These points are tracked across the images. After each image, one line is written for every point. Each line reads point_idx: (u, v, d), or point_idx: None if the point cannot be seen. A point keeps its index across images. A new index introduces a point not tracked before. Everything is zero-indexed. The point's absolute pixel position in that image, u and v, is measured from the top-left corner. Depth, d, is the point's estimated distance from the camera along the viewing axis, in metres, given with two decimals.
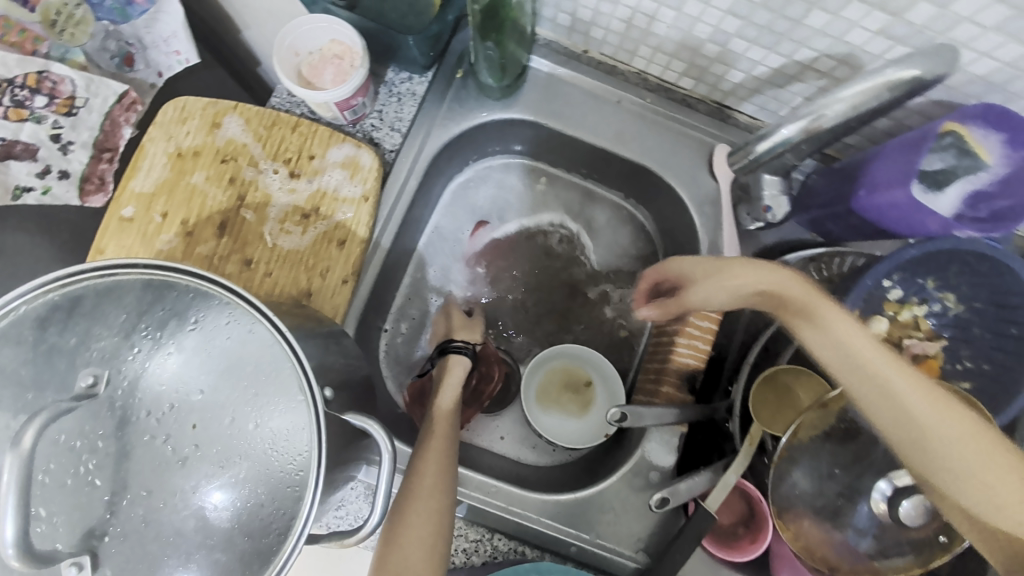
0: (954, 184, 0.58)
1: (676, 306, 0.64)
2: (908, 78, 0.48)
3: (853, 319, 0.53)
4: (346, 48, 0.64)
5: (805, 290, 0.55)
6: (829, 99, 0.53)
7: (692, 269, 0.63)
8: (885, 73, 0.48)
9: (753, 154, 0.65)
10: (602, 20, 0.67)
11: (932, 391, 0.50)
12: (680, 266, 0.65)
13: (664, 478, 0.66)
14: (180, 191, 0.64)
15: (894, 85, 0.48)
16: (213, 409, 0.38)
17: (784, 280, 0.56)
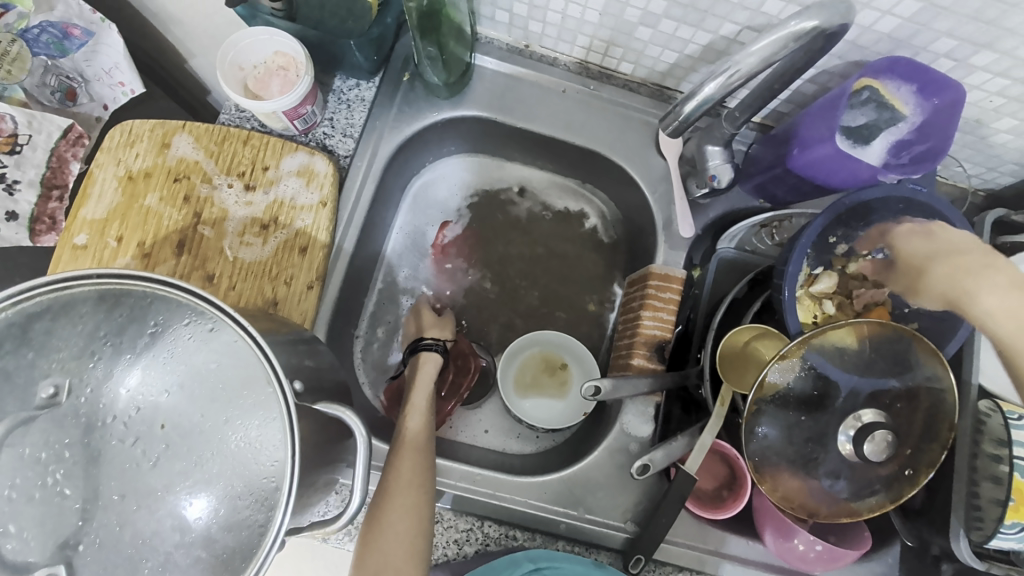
0: (879, 137, 0.63)
1: (904, 278, 0.65)
2: (811, 27, 0.50)
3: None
4: (290, 59, 0.65)
5: (994, 301, 0.56)
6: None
7: (903, 239, 0.64)
8: (790, 27, 0.51)
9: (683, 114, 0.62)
10: (539, 14, 0.70)
11: None
12: (896, 231, 0.65)
13: (643, 447, 0.68)
14: (134, 214, 0.63)
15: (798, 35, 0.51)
16: (180, 409, 0.39)
17: (977, 289, 0.57)
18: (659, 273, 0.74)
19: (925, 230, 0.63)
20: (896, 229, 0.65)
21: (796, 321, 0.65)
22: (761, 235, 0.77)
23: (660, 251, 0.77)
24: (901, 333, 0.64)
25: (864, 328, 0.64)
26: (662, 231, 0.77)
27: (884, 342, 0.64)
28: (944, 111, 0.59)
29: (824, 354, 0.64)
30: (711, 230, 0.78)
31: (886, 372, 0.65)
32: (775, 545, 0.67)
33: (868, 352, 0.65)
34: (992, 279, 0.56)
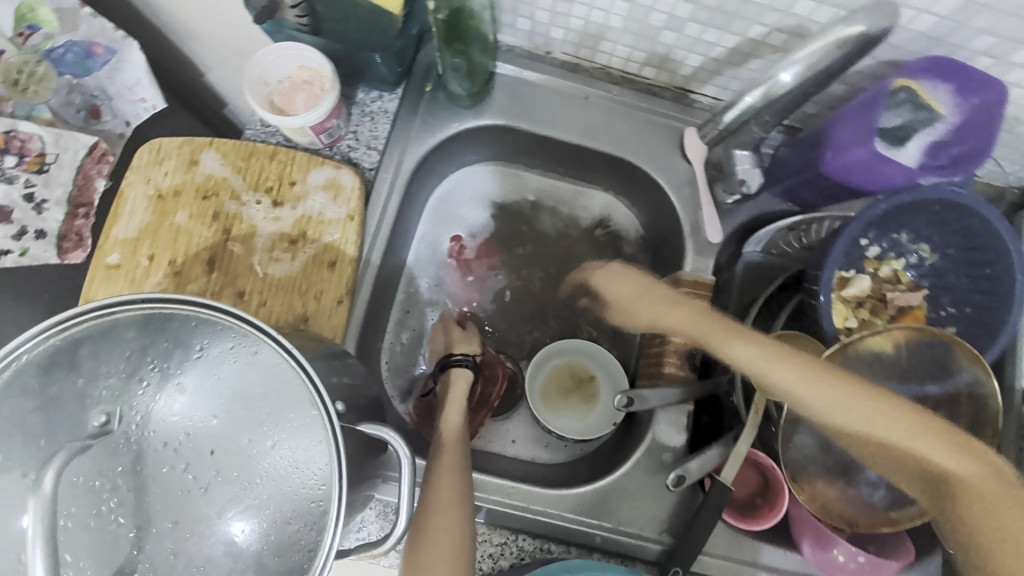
0: (914, 138, 0.62)
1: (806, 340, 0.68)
2: (855, 34, 0.50)
3: (801, 370, 0.51)
4: (314, 73, 0.65)
5: (704, 335, 0.58)
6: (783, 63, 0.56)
7: (623, 289, 0.67)
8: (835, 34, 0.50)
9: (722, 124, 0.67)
10: (561, 20, 0.69)
11: (892, 413, 0.49)
12: (607, 280, 0.70)
13: (677, 458, 0.67)
14: (165, 232, 0.64)
15: (843, 42, 0.51)
16: (228, 435, 0.38)
17: (688, 330, 0.60)
18: (689, 280, 0.73)
19: (629, 279, 0.67)
20: (620, 271, 0.69)
21: (832, 327, 0.65)
22: (789, 238, 0.75)
23: (687, 257, 0.75)
24: (941, 338, 0.62)
25: (900, 334, 0.64)
26: (690, 237, 0.75)
27: (922, 347, 0.64)
28: (985, 111, 0.58)
29: (862, 361, 0.64)
30: (739, 235, 0.77)
31: (925, 379, 0.65)
32: (813, 556, 0.66)
33: (906, 359, 0.65)
34: (742, 344, 0.55)
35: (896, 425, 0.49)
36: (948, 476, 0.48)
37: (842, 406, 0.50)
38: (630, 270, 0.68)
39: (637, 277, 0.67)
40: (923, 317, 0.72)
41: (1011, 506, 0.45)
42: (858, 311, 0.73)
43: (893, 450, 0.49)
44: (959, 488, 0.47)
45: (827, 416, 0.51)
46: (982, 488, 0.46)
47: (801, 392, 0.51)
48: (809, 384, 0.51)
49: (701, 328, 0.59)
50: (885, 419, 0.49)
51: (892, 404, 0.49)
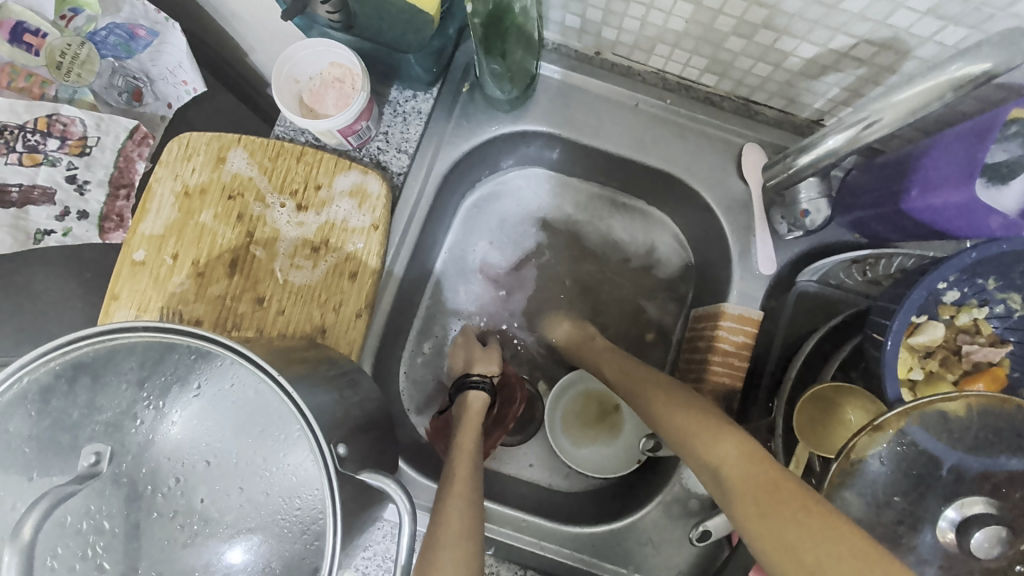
0: (1021, 177, 0.53)
1: (826, 423, 0.63)
2: (978, 72, 0.40)
3: (660, 386, 0.61)
4: (346, 71, 0.61)
5: (610, 363, 0.69)
6: (883, 103, 0.47)
7: (561, 331, 0.77)
8: (950, 72, 0.42)
9: (794, 167, 0.61)
10: (615, 20, 0.63)
11: (708, 426, 0.53)
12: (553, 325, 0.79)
13: (704, 506, 0.62)
14: (189, 231, 0.62)
15: (959, 82, 0.42)
16: (221, 478, 0.39)
17: (601, 364, 0.70)
18: (733, 315, 0.67)
19: (568, 323, 0.77)
20: (558, 318, 0.79)
21: (895, 386, 0.57)
22: (852, 271, 0.67)
23: (734, 286, 0.69)
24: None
25: (979, 401, 0.57)
26: (738, 266, 0.69)
27: (1000, 418, 0.56)
28: None
29: (926, 427, 0.56)
30: (795, 266, 0.70)
31: (1003, 451, 0.56)
32: None
33: (979, 426, 0.56)
34: (634, 366, 0.67)
35: (700, 431, 0.53)
36: (728, 480, 0.49)
37: (671, 414, 0.57)
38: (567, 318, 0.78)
39: (574, 323, 0.77)
40: (1005, 377, 0.63)
41: (797, 527, 0.43)
42: (926, 362, 0.65)
43: (694, 454, 0.53)
44: (735, 490, 0.48)
45: (658, 422, 0.59)
46: (750, 489, 0.47)
47: (647, 407, 0.61)
48: (655, 394, 0.61)
49: (606, 357, 0.70)
50: (690, 425, 0.55)
51: (699, 412, 0.55)
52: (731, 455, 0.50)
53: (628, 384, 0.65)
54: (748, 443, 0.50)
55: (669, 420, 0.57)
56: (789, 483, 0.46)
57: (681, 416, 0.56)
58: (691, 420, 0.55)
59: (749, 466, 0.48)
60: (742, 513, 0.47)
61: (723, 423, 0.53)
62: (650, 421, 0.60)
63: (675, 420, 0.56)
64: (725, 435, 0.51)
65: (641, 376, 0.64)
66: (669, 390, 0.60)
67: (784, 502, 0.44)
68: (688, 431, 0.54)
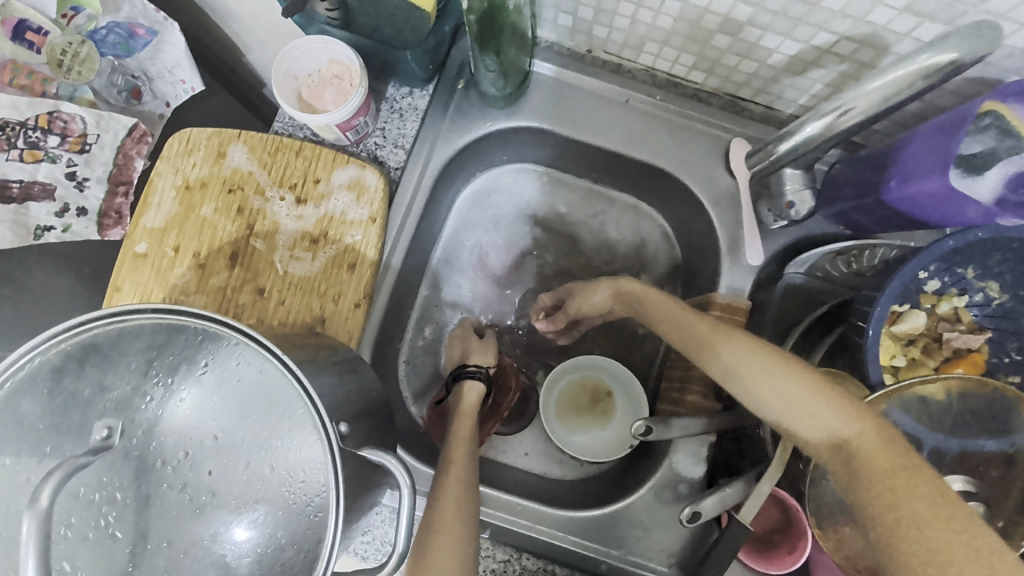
0: (994, 168, 0.55)
1: None
2: (945, 61, 0.43)
3: (748, 342, 0.55)
4: (344, 68, 0.63)
5: (704, 326, 0.58)
6: (857, 92, 0.49)
7: (606, 291, 0.68)
8: (919, 62, 0.44)
9: (775, 154, 0.63)
10: (605, 18, 0.65)
11: (831, 395, 0.50)
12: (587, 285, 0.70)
13: (693, 489, 0.64)
14: (191, 224, 0.64)
15: (928, 71, 0.44)
16: (228, 454, 0.40)
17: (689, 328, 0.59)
18: (721, 303, 0.69)
19: (630, 283, 0.68)
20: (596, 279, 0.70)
21: (878, 370, 0.59)
22: (837, 262, 0.69)
23: (722, 277, 0.71)
24: (1001, 391, 0.57)
25: (959, 385, 0.57)
26: (727, 257, 0.71)
27: (977, 401, 0.58)
28: None
29: (907, 409, 0.58)
30: (782, 257, 0.72)
31: (979, 433, 0.58)
32: None
33: (958, 407, 0.58)
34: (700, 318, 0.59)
35: (832, 406, 0.49)
36: (860, 458, 0.47)
37: (781, 378, 0.52)
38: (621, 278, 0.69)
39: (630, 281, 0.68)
40: (984, 362, 0.66)
41: (936, 511, 0.43)
42: (908, 349, 0.68)
43: (813, 426, 0.50)
44: (867, 469, 0.47)
45: (752, 385, 0.53)
46: (892, 468, 0.46)
47: (755, 378, 0.53)
48: (744, 351, 0.54)
49: (699, 317, 0.59)
50: (809, 395, 0.50)
51: (813, 378, 0.51)
52: (864, 432, 0.48)
53: (701, 337, 0.58)
54: (876, 415, 0.48)
55: (772, 383, 0.52)
56: (919, 465, 0.46)
57: (790, 380, 0.51)
58: (807, 385, 0.51)
59: (885, 442, 0.47)
60: (870, 491, 0.46)
61: (844, 393, 0.50)
62: (757, 393, 0.53)
63: (785, 386, 0.51)
64: (853, 410, 0.48)
65: (719, 332, 0.57)
66: (787, 357, 0.53)
67: (922, 483, 0.45)
68: (807, 400, 0.50)
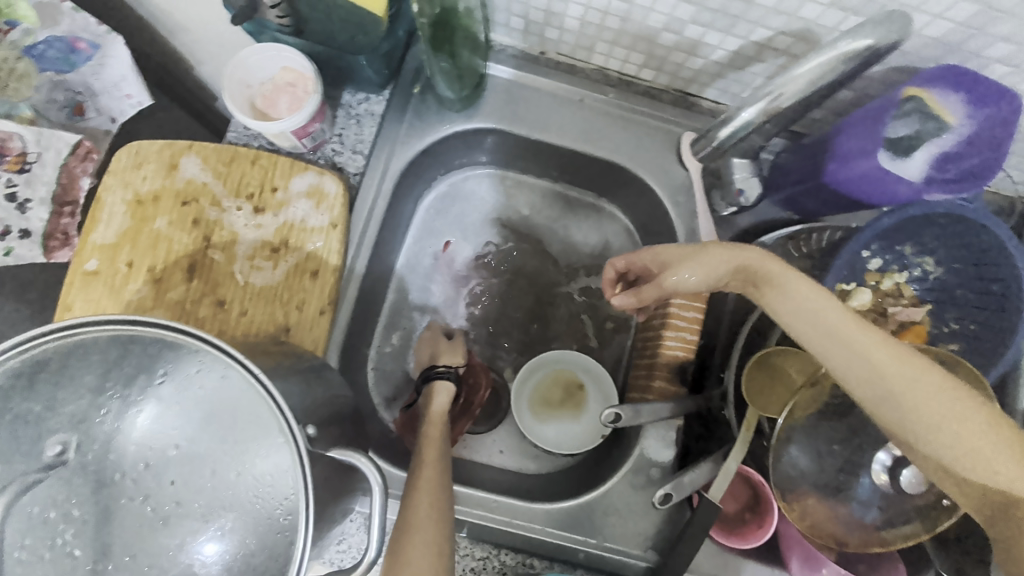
0: (921, 149, 0.59)
1: (774, 386, 0.66)
2: (863, 47, 0.47)
3: (907, 358, 0.49)
4: (297, 75, 0.62)
5: (892, 356, 0.49)
6: (785, 78, 0.52)
7: (724, 266, 0.57)
8: (839, 49, 0.48)
9: (717, 140, 0.65)
10: (557, 20, 0.66)
11: (1003, 430, 0.48)
12: (699, 254, 0.58)
13: (664, 473, 0.66)
14: (144, 238, 0.62)
15: (848, 57, 0.48)
16: (193, 463, 0.39)
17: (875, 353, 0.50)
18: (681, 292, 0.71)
19: (773, 262, 0.55)
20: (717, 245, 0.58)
21: None
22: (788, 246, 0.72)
23: None
24: (942, 357, 0.60)
25: None
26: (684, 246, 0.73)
27: None
28: (998, 122, 0.56)
29: None
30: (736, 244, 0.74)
31: None
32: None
33: None
34: (839, 315, 0.51)
35: (998, 442, 0.47)
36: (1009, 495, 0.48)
37: (944, 409, 0.48)
38: (755, 252, 0.56)
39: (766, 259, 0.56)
40: (926, 333, 0.69)
41: None
42: None
43: (965, 461, 0.48)
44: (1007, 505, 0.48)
45: (909, 411, 0.49)
46: None
47: (916, 403, 0.48)
48: (903, 371, 0.49)
49: (878, 344, 0.50)
50: (970, 429, 0.48)
51: (985, 413, 0.48)
52: None
53: (849, 340, 0.50)
54: None
55: (931, 412, 0.48)
56: None
57: (955, 408, 0.48)
58: (976, 420, 0.48)
59: None
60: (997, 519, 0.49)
61: (1009, 427, 0.48)
62: (914, 418, 0.49)
63: (946, 418, 0.48)
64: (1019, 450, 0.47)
65: (871, 342, 0.50)
66: (949, 381, 0.49)
67: None
68: (966, 436, 0.48)
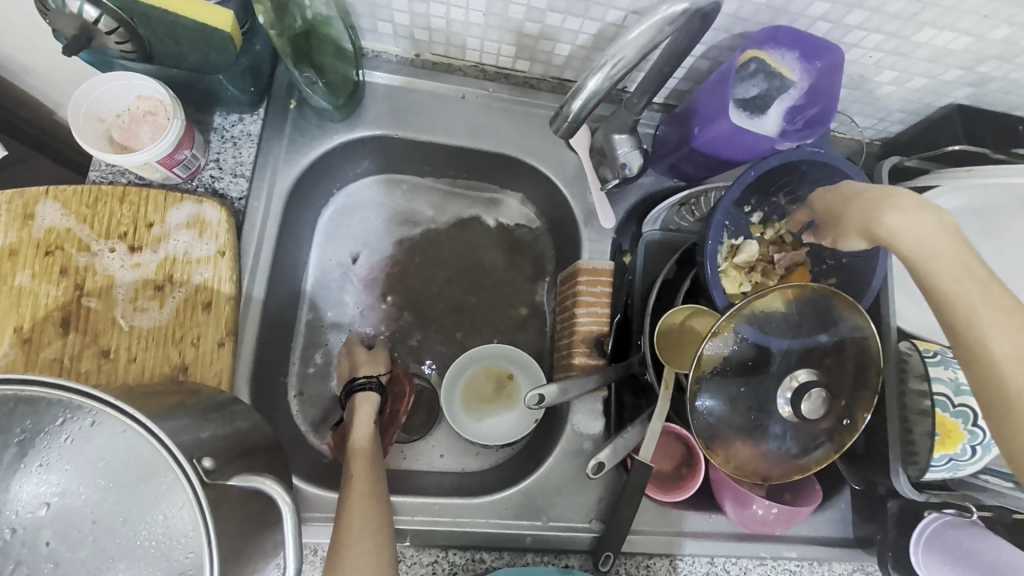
0: (773, 105, 0.65)
1: (682, 345, 0.70)
2: (681, 10, 0.51)
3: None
4: (157, 103, 0.59)
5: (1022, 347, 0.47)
6: (619, 44, 0.52)
7: (857, 220, 0.54)
8: (664, 14, 0.51)
9: (569, 114, 0.57)
10: (423, 21, 0.67)
11: None
12: (854, 198, 0.55)
13: (597, 444, 0.68)
14: (4, 297, 0.57)
15: (674, 19, 0.51)
16: (67, 519, 0.38)
17: (992, 333, 0.48)
18: (587, 269, 0.74)
19: (928, 228, 0.50)
20: (876, 191, 0.53)
21: (721, 295, 0.66)
22: (682, 213, 0.77)
23: (585, 245, 0.76)
24: (818, 291, 0.66)
25: (788, 292, 0.65)
26: (584, 225, 0.76)
27: (808, 304, 0.67)
28: (828, 73, 0.62)
29: (752, 323, 0.65)
30: (632, 217, 0.78)
31: (814, 329, 0.67)
32: (736, 515, 0.68)
33: (795, 313, 0.66)
34: (965, 262, 0.49)
35: None
36: None
37: None
38: (948, 222, 0.50)
39: (949, 229, 0.50)
40: (808, 273, 0.74)
41: None
42: (751, 276, 0.75)
43: None
44: None
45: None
46: None
47: None
48: None
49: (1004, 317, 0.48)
50: None
51: None
52: None
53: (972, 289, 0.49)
54: None
55: None
56: None
57: None
58: None
59: None
60: None
61: None
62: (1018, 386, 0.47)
63: None
64: None
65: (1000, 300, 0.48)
66: None
67: None
68: None
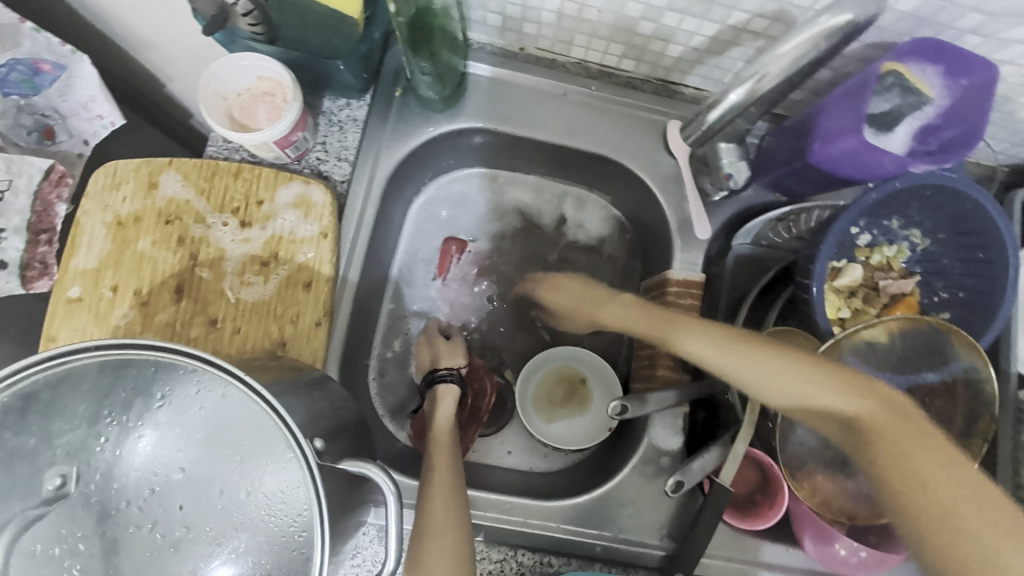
0: (903, 123, 0.60)
1: None
2: (844, 22, 0.48)
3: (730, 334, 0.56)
4: (275, 84, 0.61)
5: (757, 365, 0.53)
6: (769, 56, 0.53)
7: (584, 319, 0.70)
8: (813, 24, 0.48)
9: (706, 123, 0.66)
10: (534, 15, 0.66)
11: (840, 375, 0.51)
12: (579, 312, 0.70)
13: (675, 461, 0.66)
14: (128, 261, 0.60)
15: (830, 33, 0.49)
16: (199, 486, 0.41)
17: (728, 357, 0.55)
18: (678, 279, 0.71)
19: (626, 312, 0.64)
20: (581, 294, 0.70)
21: (825, 321, 0.62)
22: (778, 228, 0.72)
23: (676, 255, 0.73)
24: (936, 326, 0.60)
25: (898, 325, 0.61)
26: (678, 235, 0.73)
27: (918, 338, 0.62)
28: (976, 91, 0.57)
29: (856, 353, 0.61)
30: (728, 229, 0.75)
31: (920, 366, 0.63)
32: (816, 552, 0.65)
33: (902, 347, 0.62)
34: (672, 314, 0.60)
35: (834, 387, 0.51)
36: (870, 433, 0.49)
37: (771, 370, 0.53)
38: (631, 299, 0.65)
39: (635, 304, 0.64)
40: (917, 303, 0.70)
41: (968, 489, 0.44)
42: (851, 301, 0.70)
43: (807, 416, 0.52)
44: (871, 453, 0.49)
45: (753, 377, 0.53)
46: (898, 434, 0.48)
47: (758, 364, 0.53)
48: (744, 346, 0.54)
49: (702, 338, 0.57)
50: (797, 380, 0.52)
51: (816, 367, 0.52)
52: (879, 409, 0.49)
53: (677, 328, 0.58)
54: (880, 386, 0.50)
55: (778, 375, 0.52)
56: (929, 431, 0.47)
57: (797, 361, 0.52)
58: (806, 370, 0.52)
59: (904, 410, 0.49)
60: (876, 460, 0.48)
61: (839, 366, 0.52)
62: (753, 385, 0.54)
63: (785, 377, 0.52)
64: (864, 393, 0.50)
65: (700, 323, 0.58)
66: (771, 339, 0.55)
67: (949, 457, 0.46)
68: (802, 389, 0.51)
